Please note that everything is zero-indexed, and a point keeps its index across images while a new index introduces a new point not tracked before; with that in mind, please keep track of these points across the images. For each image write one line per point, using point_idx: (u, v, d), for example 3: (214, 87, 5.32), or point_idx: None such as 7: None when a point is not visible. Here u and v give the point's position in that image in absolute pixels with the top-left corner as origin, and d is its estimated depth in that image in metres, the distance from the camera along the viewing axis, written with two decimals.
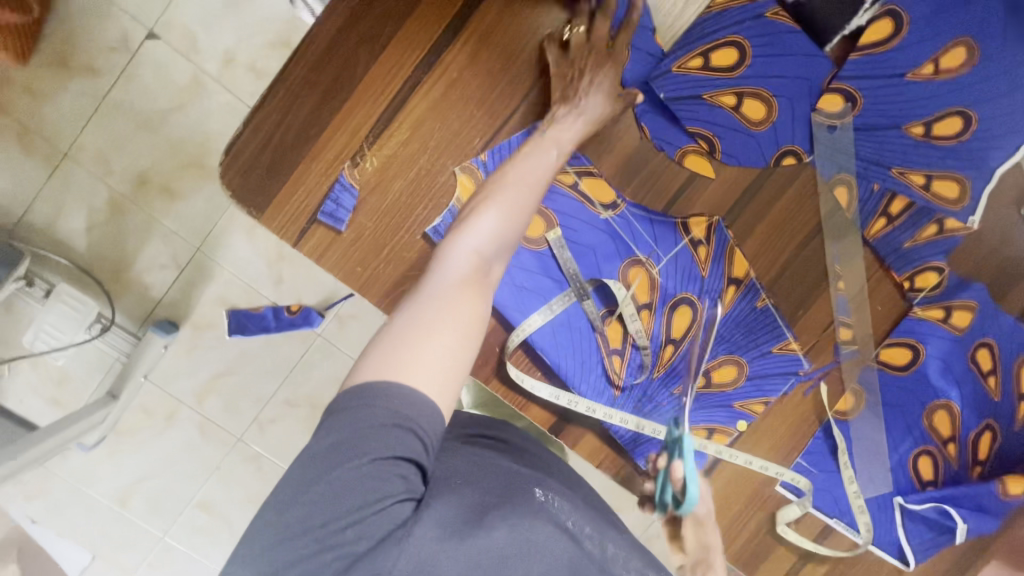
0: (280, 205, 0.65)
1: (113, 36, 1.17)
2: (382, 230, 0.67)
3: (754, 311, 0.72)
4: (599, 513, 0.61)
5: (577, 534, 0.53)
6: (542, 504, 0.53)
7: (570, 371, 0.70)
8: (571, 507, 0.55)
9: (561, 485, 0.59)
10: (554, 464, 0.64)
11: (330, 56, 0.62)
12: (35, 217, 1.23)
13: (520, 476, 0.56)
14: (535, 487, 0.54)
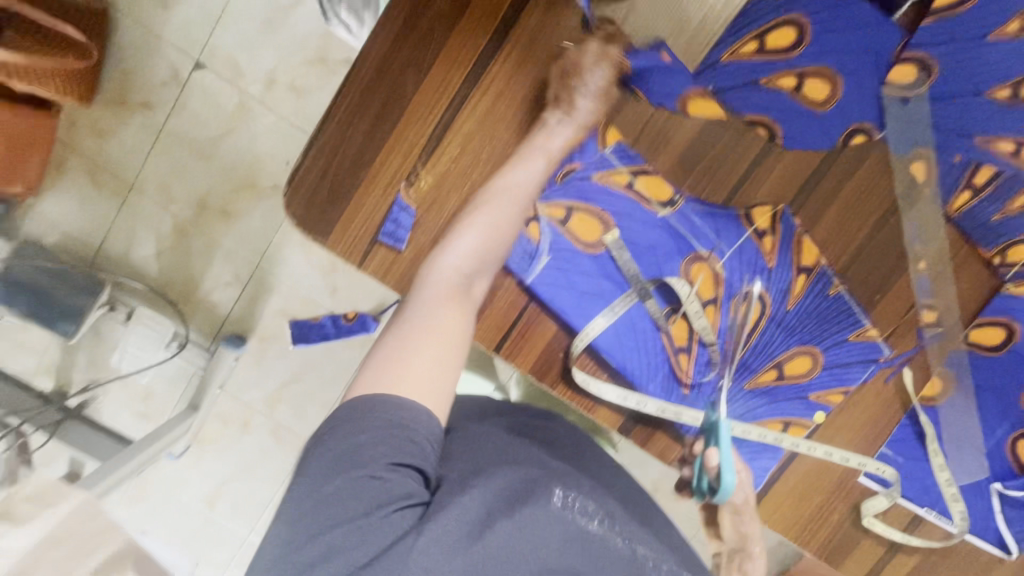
0: (341, 228, 0.67)
1: (164, 70, 1.24)
2: (440, 245, 0.68)
3: (827, 300, 0.69)
4: (628, 505, 0.60)
5: (597, 536, 0.52)
6: (561, 510, 0.51)
7: (637, 372, 0.70)
8: (597, 509, 0.53)
9: (587, 482, 0.57)
10: (579, 456, 0.63)
11: (380, 80, 0.63)
12: (111, 247, 1.33)
13: (540, 474, 0.54)
14: (554, 487, 0.52)
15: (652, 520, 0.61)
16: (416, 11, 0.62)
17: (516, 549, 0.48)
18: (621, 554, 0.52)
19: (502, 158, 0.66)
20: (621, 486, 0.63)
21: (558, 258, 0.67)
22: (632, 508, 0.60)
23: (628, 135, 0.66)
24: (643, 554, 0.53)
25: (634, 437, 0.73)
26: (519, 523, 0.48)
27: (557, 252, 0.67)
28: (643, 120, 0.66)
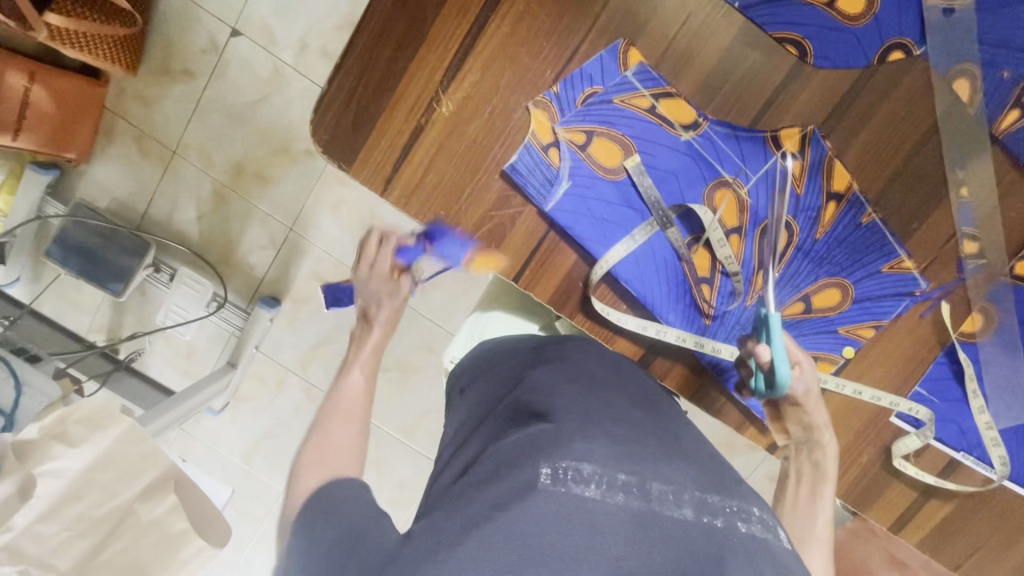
0: (364, 157, 0.68)
1: (202, 38, 1.27)
2: (461, 174, 0.68)
3: (859, 229, 0.66)
4: (645, 436, 0.54)
5: (604, 497, 0.47)
6: (554, 487, 0.46)
7: (657, 302, 0.69)
8: (597, 470, 0.48)
9: (586, 435, 0.50)
10: (584, 391, 0.56)
11: (402, 6, 0.64)
12: (156, 211, 1.39)
13: (527, 450, 0.48)
14: (541, 465, 0.47)
15: (677, 445, 0.56)
16: None
17: (517, 537, 0.44)
18: (635, 501, 0.48)
19: (522, 83, 0.66)
20: (636, 415, 0.57)
21: (579, 184, 0.67)
22: (649, 438, 0.54)
23: (650, 57, 0.65)
24: (661, 492, 0.49)
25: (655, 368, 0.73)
26: (510, 509, 0.44)
27: (578, 177, 0.67)
28: (666, 40, 0.64)
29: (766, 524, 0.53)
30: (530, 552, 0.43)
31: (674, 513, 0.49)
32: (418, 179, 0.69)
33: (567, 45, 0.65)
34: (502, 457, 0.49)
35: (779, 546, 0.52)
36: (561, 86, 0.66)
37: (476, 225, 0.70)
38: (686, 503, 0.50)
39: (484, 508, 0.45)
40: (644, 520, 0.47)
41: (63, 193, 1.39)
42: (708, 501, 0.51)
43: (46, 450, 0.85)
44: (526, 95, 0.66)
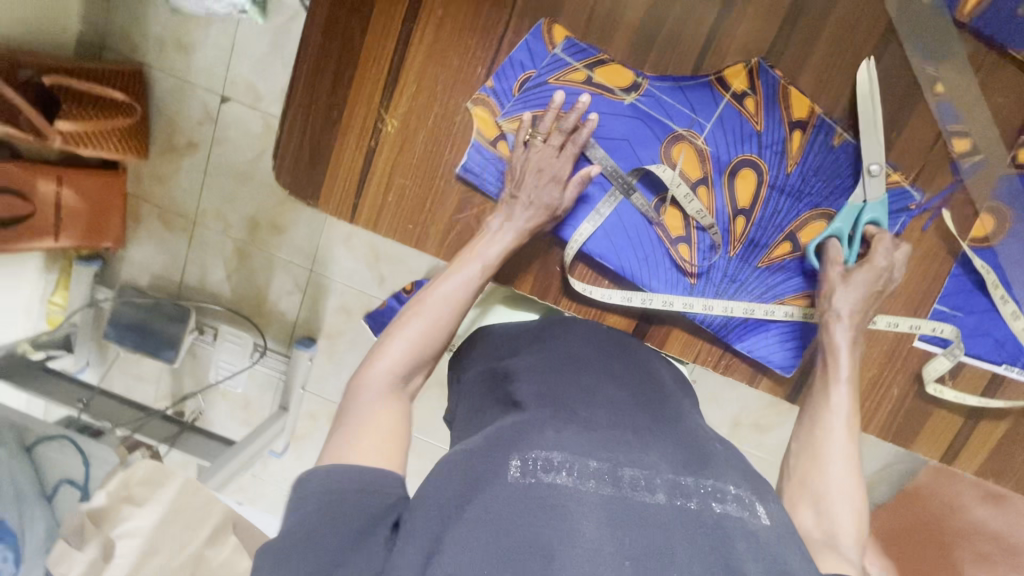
0: (328, 189, 0.71)
1: (197, 111, 1.35)
2: (421, 186, 0.70)
3: (832, 153, 0.63)
4: (624, 425, 0.55)
5: (576, 484, 0.47)
6: (524, 478, 0.46)
7: (636, 271, 0.68)
8: (566, 458, 0.48)
9: (557, 427, 0.52)
10: (564, 377, 0.60)
11: (329, 37, 0.66)
12: (190, 278, 1.49)
13: (502, 442, 0.50)
14: (511, 457, 0.48)
15: (652, 433, 0.55)
16: None
17: (495, 522, 0.43)
18: (606, 488, 0.47)
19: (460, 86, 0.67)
20: (618, 401, 0.58)
21: None
22: (631, 426, 0.55)
23: (576, 29, 0.64)
24: (632, 478, 0.48)
25: (651, 338, 0.71)
26: (483, 500, 0.45)
27: None
28: (588, 8, 0.63)
29: (744, 502, 0.49)
30: (503, 540, 0.42)
31: (646, 498, 0.47)
32: (382, 199, 0.71)
33: (494, 38, 0.65)
34: (480, 446, 0.50)
35: (761, 525, 0.47)
36: (495, 80, 0.66)
37: (446, 234, 0.71)
38: (658, 487, 0.48)
39: (459, 500, 0.45)
40: (614, 505, 0.46)
41: (108, 279, 1.52)
42: (681, 484, 0.49)
43: (118, 512, 0.92)
44: (466, 97, 0.67)
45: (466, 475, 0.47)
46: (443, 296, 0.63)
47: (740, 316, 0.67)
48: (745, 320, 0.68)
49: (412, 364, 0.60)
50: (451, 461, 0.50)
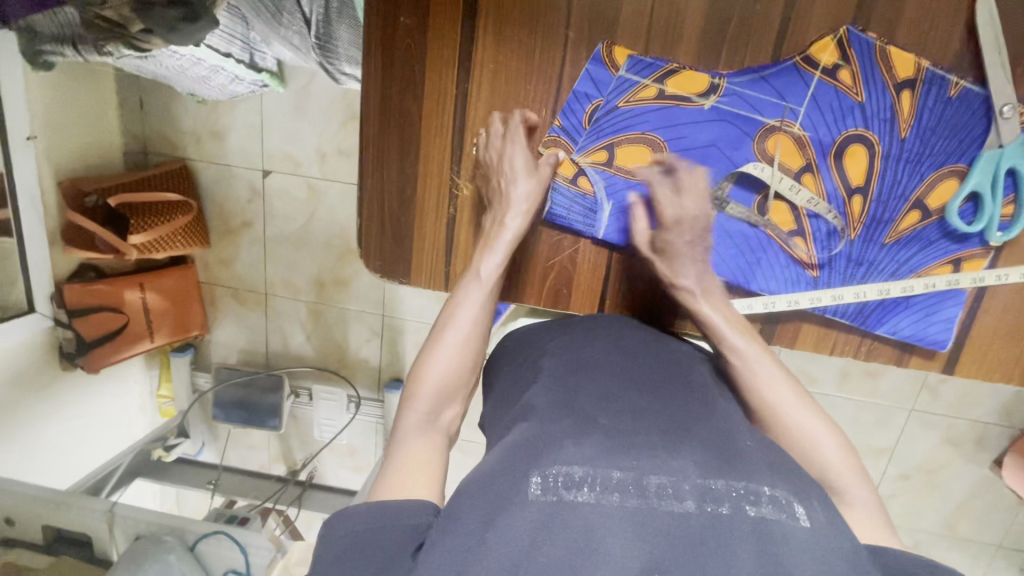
0: (414, 267, 0.71)
1: (245, 190, 1.40)
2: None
3: (949, 105, 0.57)
4: (647, 422, 0.45)
5: (600, 501, 0.38)
6: (546, 498, 0.38)
7: (750, 276, 0.64)
8: (588, 471, 0.39)
9: (577, 438, 0.43)
10: (586, 373, 0.51)
11: (387, 118, 0.65)
12: (274, 346, 1.54)
13: (514, 458, 0.41)
14: (531, 473, 0.39)
15: (687, 431, 0.45)
16: (388, 38, 0.62)
17: (510, 556, 0.35)
18: (631, 503, 0.38)
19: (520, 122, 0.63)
20: (643, 398, 0.48)
21: (620, 200, 0.65)
22: (658, 423, 0.45)
23: (636, 44, 0.60)
24: (659, 486, 0.39)
25: (777, 342, 0.66)
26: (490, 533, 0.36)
27: (616, 195, 0.65)
28: (644, 19, 0.59)
29: (782, 502, 0.39)
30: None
31: (676, 508, 0.37)
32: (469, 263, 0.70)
33: (553, 76, 0.62)
34: (492, 466, 0.42)
35: (802, 530, 0.37)
36: (563, 118, 0.63)
37: (540, 283, 0.69)
38: (687, 494, 0.38)
39: (474, 528, 0.37)
40: (641, 521, 0.37)
41: (203, 363, 1.57)
42: (712, 488, 0.39)
43: None
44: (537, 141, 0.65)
45: (478, 499, 0.39)
46: (467, 321, 0.58)
47: (876, 299, 0.63)
48: (882, 302, 0.63)
49: (439, 396, 0.55)
50: (462, 486, 0.42)
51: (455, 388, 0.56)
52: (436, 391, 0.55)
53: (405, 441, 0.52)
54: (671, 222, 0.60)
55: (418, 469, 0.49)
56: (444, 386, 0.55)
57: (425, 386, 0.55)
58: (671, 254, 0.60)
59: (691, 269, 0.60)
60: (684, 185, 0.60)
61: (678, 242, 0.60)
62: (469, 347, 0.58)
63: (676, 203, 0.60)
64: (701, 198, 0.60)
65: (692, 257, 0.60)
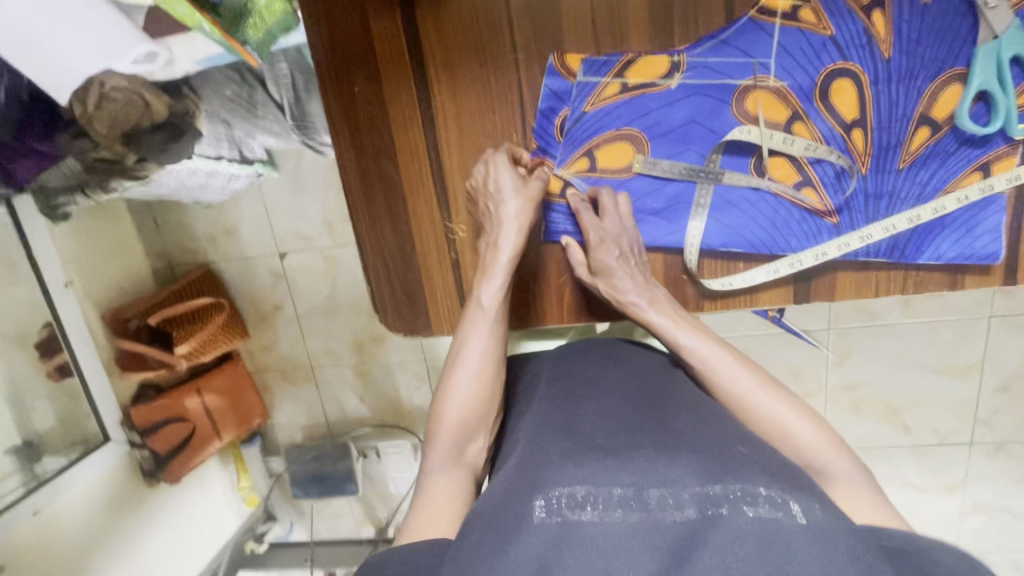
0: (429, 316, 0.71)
1: (267, 277, 1.45)
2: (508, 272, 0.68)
3: (925, 13, 0.54)
4: (643, 441, 0.50)
5: (603, 516, 0.43)
6: (550, 519, 0.43)
7: (767, 240, 0.61)
8: (590, 490, 0.44)
9: (578, 460, 0.48)
10: (580, 400, 0.57)
11: (370, 184, 0.66)
12: (332, 415, 1.57)
13: (522, 484, 0.47)
14: (535, 497, 0.45)
15: (681, 439, 0.49)
16: (349, 109, 0.63)
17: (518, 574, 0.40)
18: (635, 515, 0.43)
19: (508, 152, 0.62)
20: (640, 418, 0.53)
21: None
22: (655, 437, 0.50)
23: (586, 47, 0.59)
24: (660, 498, 0.43)
25: (817, 298, 0.63)
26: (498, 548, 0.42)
27: None
28: (588, 20, 0.59)
29: (777, 501, 0.41)
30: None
31: (676, 516, 0.42)
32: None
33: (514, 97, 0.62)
34: (504, 491, 0.47)
35: (799, 527, 0.40)
36: (537, 138, 0.63)
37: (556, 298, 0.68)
38: (687, 503, 0.43)
39: (486, 549, 0.43)
40: (643, 531, 0.41)
41: (272, 448, 1.62)
42: (710, 492, 0.43)
43: None
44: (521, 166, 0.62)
45: (489, 524, 0.44)
46: (479, 355, 0.59)
47: (907, 228, 0.59)
48: (916, 229, 0.59)
49: (464, 431, 0.57)
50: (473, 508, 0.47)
51: (480, 419, 0.58)
52: (460, 427, 0.57)
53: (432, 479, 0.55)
54: (597, 242, 0.60)
55: (446, 507, 0.52)
56: (466, 421, 0.57)
57: (447, 421, 0.57)
58: (608, 272, 0.61)
59: (627, 283, 0.60)
60: (604, 206, 0.61)
61: (608, 260, 0.60)
62: (486, 379, 0.59)
63: (596, 225, 0.61)
64: (614, 219, 0.61)
65: (628, 270, 0.61)
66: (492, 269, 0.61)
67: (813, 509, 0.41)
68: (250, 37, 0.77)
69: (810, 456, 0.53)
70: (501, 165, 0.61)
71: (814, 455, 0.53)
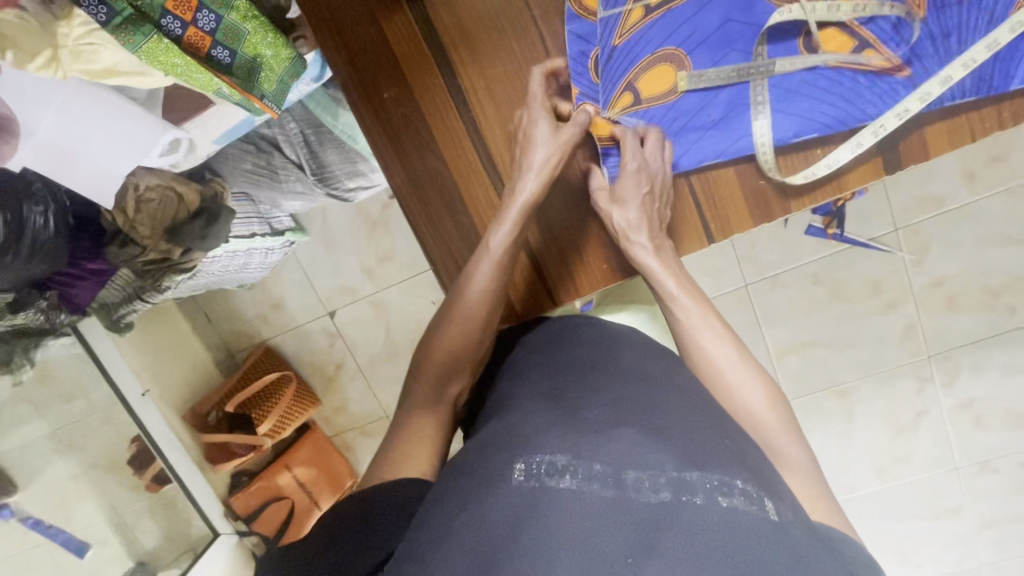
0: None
1: None
2: (558, 238, 0.68)
3: None
4: (632, 419, 0.56)
5: (580, 486, 0.50)
6: (528, 482, 0.51)
7: (843, 115, 0.58)
8: (569, 462, 0.52)
9: (561, 431, 0.55)
10: (566, 373, 0.63)
11: (422, 184, 0.65)
12: None
13: (509, 447, 0.55)
14: (518, 460, 0.53)
15: (667, 421, 0.55)
16: (384, 117, 0.64)
17: (488, 528, 0.48)
18: (610, 491, 0.49)
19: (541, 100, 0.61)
20: (636, 393, 0.59)
21: (670, 125, 0.62)
22: (644, 417, 0.56)
23: None
24: (636, 481, 0.49)
25: (911, 162, 0.60)
26: (480, 499, 0.50)
27: (663, 123, 0.62)
28: None
29: (753, 496, 0.47)
30: (494, 539, 0.48)
31: (650, 499, 0.48)
32: (532, 280, 0.69)
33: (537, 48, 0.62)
34: (495, 451, 0.55)
35: (768, 520, 0.46)
36: (577, 86, 0.63)
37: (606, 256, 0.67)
38: (663, 487, 0.49)
39: (464, 495, 0.51)
40: (616, 508, 0.48)
41: None
42: (687, 480, 0.49)
43: None
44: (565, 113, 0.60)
45: (474, 478, 0.53)
46: (472, 300, 0.62)
47: (992, 54, 0.54)
48: (1003, 52, 0.54)
49: (447, 372, 0.64)
50: (470, 461, 0.55)
51: (460, 366, 0.64)
52: (445, 369, 0.64)
53: (417, 410, 0.64)
54: (632, 169, 0.59)
55: (420, 441, 0.62)
56: (451, 366, 0.64)
57: (431, 364, 0.64)
58: (624, 200, 0.60)
59: (636, 217, 0.60)
60: (649, 143, 0.60)
61: (629, 190, 0.59)
62: (469, 328, 0.63)
63: (637, 153, 0.60)
64: (651, 152, 0.60)
65: (648, 207, 0.61)
66: (505, 216, 0.61)
67: (785, 512, 0.47)
68: (266, 91, 0.77)
69: (771, 432, 0.58)
70: (543, 123, 0.60)
71: (771, 432, 0.58)
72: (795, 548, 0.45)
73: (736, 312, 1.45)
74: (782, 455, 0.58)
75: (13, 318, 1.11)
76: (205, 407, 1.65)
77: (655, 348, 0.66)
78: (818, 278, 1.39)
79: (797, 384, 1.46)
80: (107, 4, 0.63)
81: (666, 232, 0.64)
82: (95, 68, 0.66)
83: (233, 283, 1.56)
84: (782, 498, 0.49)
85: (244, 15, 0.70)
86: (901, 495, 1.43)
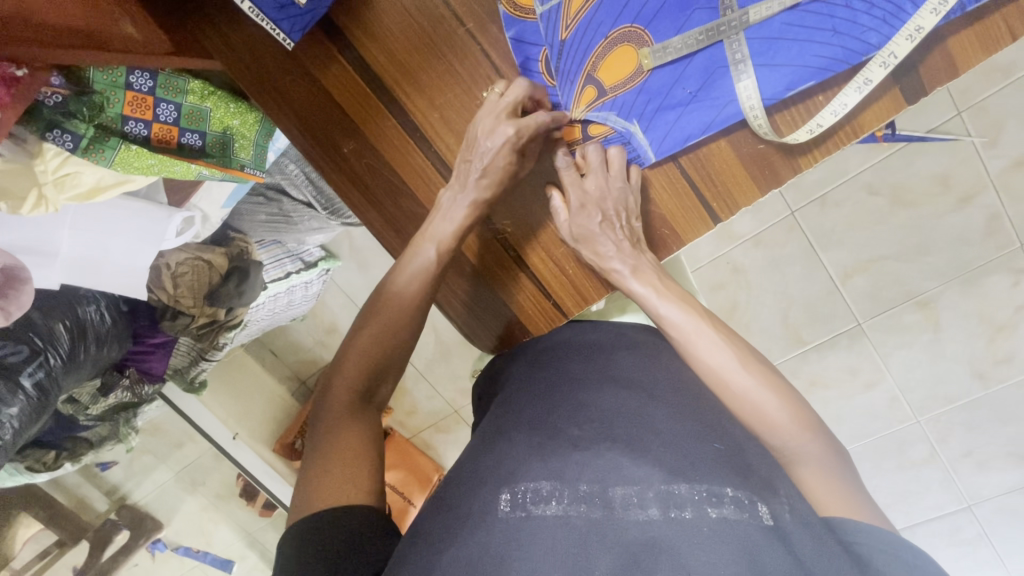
0: (476, 323, 0.63)
1: None
2: (544, 244, 0.61)
3: None
4: (613, 434, 0.55)
5: (565, 509, 0.50)
6: (513, 511, 0.50)
7: (842, 52, 0.50)
8: (554, 487, 0.51)
9: (542, 455, 0.54)
10: (546, 394, 0.61)
11: (396, 223, 0.64)
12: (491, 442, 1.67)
13: (491, 477, 0.53)
14: (503, 492, 0.51)
15: (658, 432, 0.55)
16: (346, 170, 0.60)
17: (472, 567, 0.47)
18: (597, 512, 0.50)
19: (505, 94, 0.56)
20: (622, 405, 0.58)
21: (643, 109, 0.56)
22: (624, 429, 0.56)
23: None
24: (624, 497, 0.50)
25: (937, 85, 0.51)
26: (466, 533, 0.49)
27: (635, 109, 0.56)
28: None
29: (743, 502, 0.49)
30: (479, 569, 0.47)
31: (639, 515, 0.49)
32: (528, 293, 0.61)
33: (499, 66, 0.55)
34: (478, 484, 0.53)
35: (761, 525, 0.48)
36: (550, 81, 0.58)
37: (584, 274, 0.62)
38: (651, 502, 0.49)
39: (442, 535, 0.50)
40: (605, 529, 0.48)
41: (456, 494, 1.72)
42: (674, 493, 0.50)
43: None
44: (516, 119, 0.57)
45: (458, 515, 0.52)
46: (400, 295, 0.62)
47: None
48: None
49: (377, 369, 0.65)
50: (464, 493, 0.53)
51: (388, 361, 0.65)
52: (374, 361, 0.64)
53: (339, 407, 0.63)
54: (576, 208, 0.58)
55: (349, 460, 0.59)
56: (382, 362, 0.65)
57: (356, 353, 0.64)
58: (591, 238, 0.59)
59: (613, 248, 0.59)
60: (593, 161, 0.58)
61: (586, 227, 0.58)
62: (405, 303, 0.63)
63: (579, 188, 0.58)
64: (610, 175, 0.58)
65: (612, 234, 0.59)
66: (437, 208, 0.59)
67: (781, 513, 0.49)
68: (245, 159, 0.78)
69: (780, 435, 0.56)
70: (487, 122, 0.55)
71: (784, 435, 0.56)
72: (793, 550, 0.46)
73: (787, 242, 1.35)
74: (797, 455, 0.56)
75: (107, 400, 1.26)
76: (290, 437, 1.75)
77: (642, 353, 0.66)
78: (874, 187, 1.25)
79: (869, 304, 1.33)
80: (70, 131, 0.64)
81: (644, 246, 0.62)
82: (81, 190, 0.71)
83: (287, 320, 1.65)
84: (777, 497, 0.51)
85: (201, 94, 0.69)
86: (1011, 397, 1.27)
